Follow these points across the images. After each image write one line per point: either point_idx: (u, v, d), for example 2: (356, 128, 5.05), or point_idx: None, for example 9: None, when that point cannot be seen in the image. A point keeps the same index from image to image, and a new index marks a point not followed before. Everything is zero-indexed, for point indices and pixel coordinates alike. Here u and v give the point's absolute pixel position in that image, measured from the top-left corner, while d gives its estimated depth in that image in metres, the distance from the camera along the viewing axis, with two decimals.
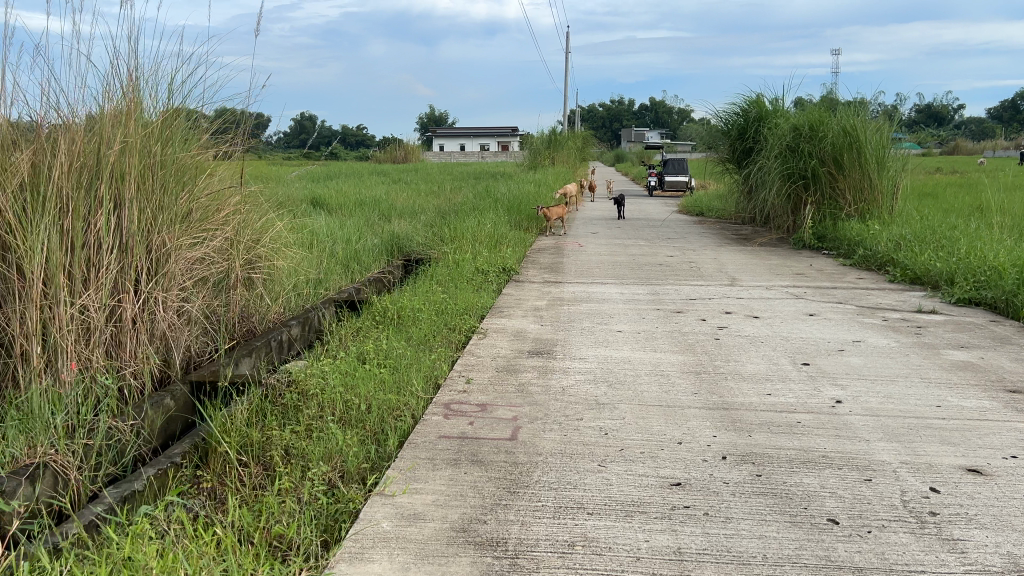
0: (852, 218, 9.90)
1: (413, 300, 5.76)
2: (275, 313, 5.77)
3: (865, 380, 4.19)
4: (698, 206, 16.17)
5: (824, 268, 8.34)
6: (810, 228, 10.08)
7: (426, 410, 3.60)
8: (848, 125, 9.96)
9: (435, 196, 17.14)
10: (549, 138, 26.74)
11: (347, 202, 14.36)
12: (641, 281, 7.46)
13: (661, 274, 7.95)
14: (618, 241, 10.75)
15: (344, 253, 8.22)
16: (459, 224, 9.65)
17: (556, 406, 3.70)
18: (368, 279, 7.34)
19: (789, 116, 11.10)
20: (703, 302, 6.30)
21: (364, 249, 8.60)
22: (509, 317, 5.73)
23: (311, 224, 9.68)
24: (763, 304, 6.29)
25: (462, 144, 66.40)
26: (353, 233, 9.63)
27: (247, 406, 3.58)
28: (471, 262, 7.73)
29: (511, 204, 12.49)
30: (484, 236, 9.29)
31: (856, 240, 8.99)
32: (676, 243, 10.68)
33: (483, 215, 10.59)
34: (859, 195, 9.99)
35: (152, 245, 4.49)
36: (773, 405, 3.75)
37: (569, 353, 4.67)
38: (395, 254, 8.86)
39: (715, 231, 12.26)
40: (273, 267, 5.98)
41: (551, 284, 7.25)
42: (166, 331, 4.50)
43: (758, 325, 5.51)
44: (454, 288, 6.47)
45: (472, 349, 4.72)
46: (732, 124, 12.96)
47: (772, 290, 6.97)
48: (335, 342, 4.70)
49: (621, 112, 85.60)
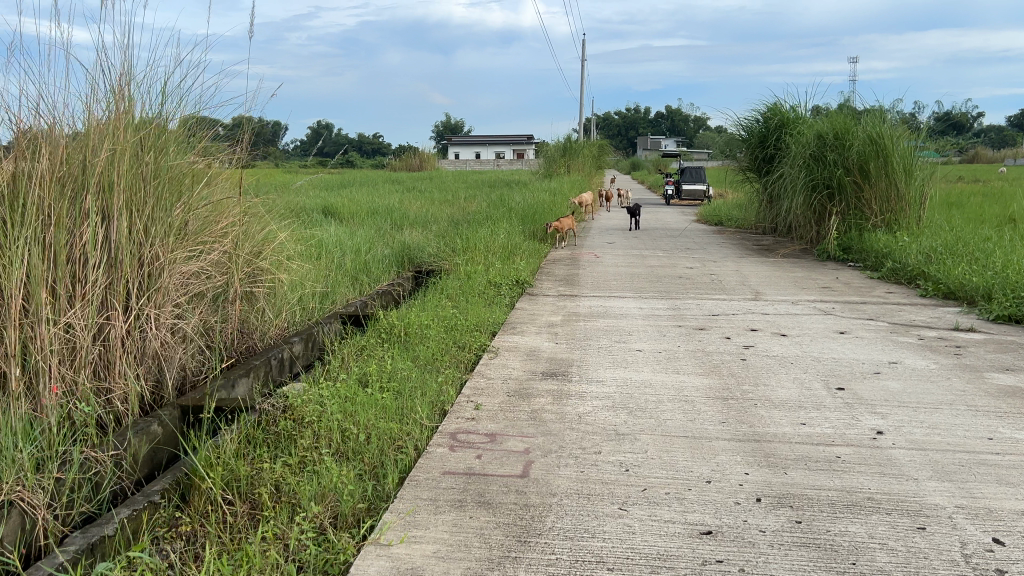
0: (879, 229, 9.54)
1: (422, 316, 5.48)
2: (276, 329, 5.51)
3: (907, 407, 3.87)
4: (717, 215, 15.84)
5: (851, 281, 8.01)
6: (834, 239, 9.74)
7: (430, 441, 3.31)
8: (874, 133, 9.63)
9: (448, 204, 16.89)
10: (565, 146, 26.47)
11: (359, 211, 14.13)
12: (660, 295, 7.15)
13: (681, 287, 7.64)
14: (635, 252, 10.45)
15: (353, 265, 7.97)
16: (472, 234, 9.38)
17: (572, 436, 3.40)
18: (376, 292, 7.08)
19: (813, 124, 10.77)
20: (726, 319, 5.99)
21: (374, 260, 8.34)
22: (522, 334, 5.44)
23: (321, 235, 9.44)
24: (790, 321, 5.97)
25: (477, 152, 66.26)
26: (363, 243, 9.40)
27: (238, 435, 3.32)
28: (483, 275, 7.45)
29: (525, 213, 12.22)
30: (497, 247, 9.01)
31: (885, 252, 8.64)
32: (696, 254, 10.36)
33: (496, 225, 10.32)
34: (886, 206, 9.64)
35: (144, 259, 4.25)
36: (809, 437, 3.44)
37: (586, 375, 4.37)
38: (406, 265, 8.60)
39: (735, 242, 11.94)
40: (275, 281, 5.72)
41: (567, 297, 6.96)
42: (158, 351, 4.25)
43: (786, 344, 5.20)
44: (465, 303, 6.19)
45: (482, 370, 4.43)
46: (752, 132, 12.64)
47: (798, 306, 6.64)
48: (337, 362, 4.43)
49: (637, 120, 85.26)
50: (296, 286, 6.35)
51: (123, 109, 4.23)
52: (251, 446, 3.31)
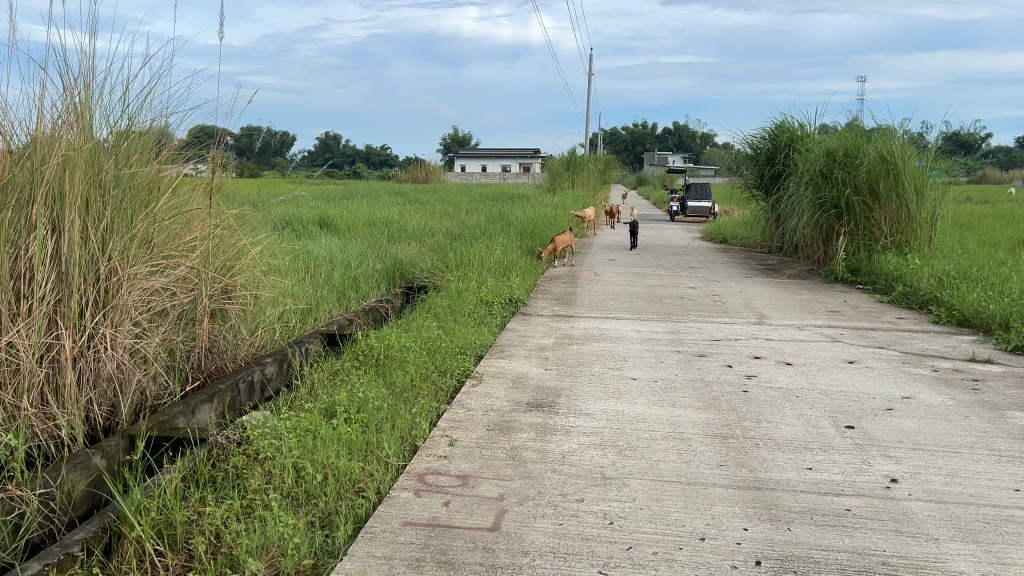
0: (889, 250, 9.22)
1: (405, 337, 5.17)
2: (249, 348, 5.21)
3: (923, 450, 3.53)
4: (722, 233, 15.51)
5: (860, 306, 7.67)
6: (843, 260, 9.41)
7: (394, 484, 3.00)
8: (885, 152, 9.32)
9: (448, 218, 16.62)
10: (570, 160, 26.21)
11: (356, 223, 13.87)
12: (659, 317, 6.82)
13: (682, 308, 7.31)
14: (636, 270, 10.13)
15: (341, 280, 7.68)
16: (467, 250, 9.07)
17: (554, 480, 3.07)
18: (363, 310, 6.78)
19: (822, 141, 10.47)
20: (727, 345, 5.66)
21: (363, 275, 8.04)
22: (511, 358, 5.12)
23: (311, 249, 9.15)
24: (796, 349, 5.63)
25: (484, 165, 66.17)
26: (355, 256, 9.10)
27: (182, 473, 3.00)
28: (475, 292, 7.15)
29: (525, 228, 11.92)
30: (493, 264, 8.71)
31: (895, 275, 8.31)
32: (699, 273, 10.05)
33: (493, 239, 10.02)
34: (896, 227, 9.32)
35: (100, 274, 3.94)
36: (816, 485, 3.10)
37: (574, 407, 4.04)
38: (397, 280, 8.30)
39: (740, 261, 11.62)
40: (250, 297, 5.42)
41: (562, 318, 6.64)
42: (114, 373, 3.94)
43: (792, 375, 4.86)
44: (451, 323, 5.88)
45: (463, 399, 4.11)
46: (760, 149, 12.34)
47: (804, 331, 6.31)
48: (306, 388, 4.12)
49: (643, 135, 85.08)
50: (275, 303, 6.05)
51: (81, 113, 3.95)
52: (196, 486, 3.00)
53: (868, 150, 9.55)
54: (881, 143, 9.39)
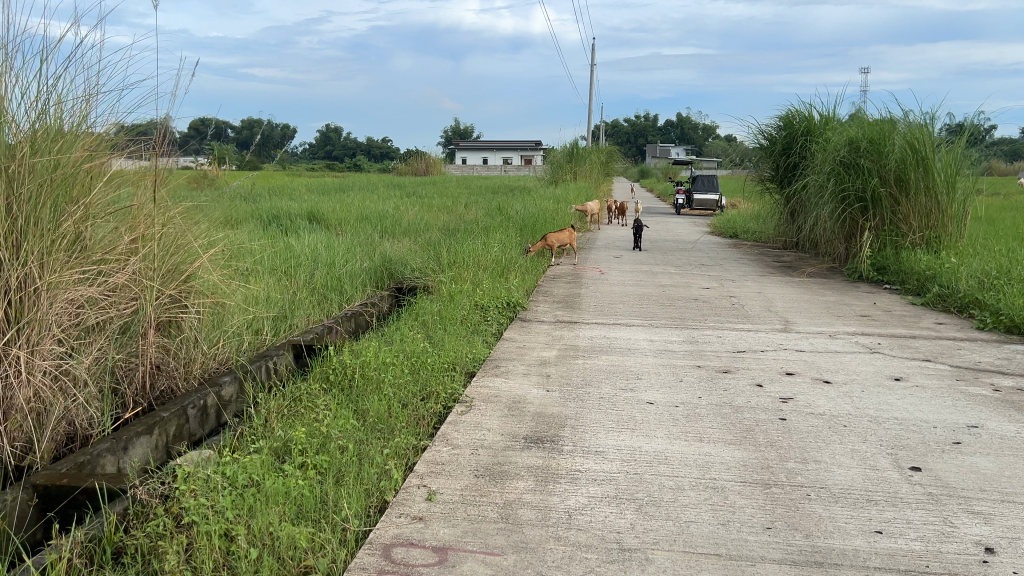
0: (919, 248, 8.54)
1: (387, 351, 4.51)
2: (206, 364, 4.55)
3: (1014, 503, 2.85)
4: (732, 227, 14.82)
5: (892, 310, 6.99)
6: (868, 258, 8.74)
7: (352, 560, 2.35)
8: (915, 140, 8.62)
9: (445, 211, 15.97)
10: (572, 151, 25.49)
11: (347, 217, 13.23)
12: (674, 323, 6.15)
13: (697, 313, 6.64)
14: (644, 268, 9.47)
15: (323, 281, 7.02)
16: (462, 247, 8.39)
17: (557, 553, 2.39)
18: (344, 316, 6.12)
19: (845, 129, 9.79)
20: (754, 358, 4.99)
21: (348, 275, 7.39)
22: (506, 376, 4.45)
23: (294, 246, 8.47)
24: (832, 363, 4.96)
25: (485, 157, 65.43)
26: (342, 254, 8.45)
27: (80, 550, 2.35)
28: (468, 295, 6.48)
29: (525, 223, 11.24)
30: (489, 263, 8.03)
31: (929, 274, 7.63)
32: (711, 271, 9.37)
33: (491, 235, 9.36)
34: (926, 222, 8.64)
35: (10, 283, 3.27)
36: (893, 560, 2.42)
37: (582, 442, 3.37)
38: (385, 281, 7.64)
39: (754, 258, 10.93)
40: (208, 304, 4.76)
41: (565, 324, 5.97)
42: (30, 403, 3.26)
43: (834, 397, 4.18)
44: (441, 332, 5.22)
45: (448, 433, 3.44)
46: (775, 139, 11.63)
47: (837, 340, 5.63)
48: (260, 421, 3.46)
49: (646, 127, 84.16)
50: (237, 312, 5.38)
51: None
52: (99, 565, 2.36)
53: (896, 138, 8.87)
54: (911, 131, 8.70)
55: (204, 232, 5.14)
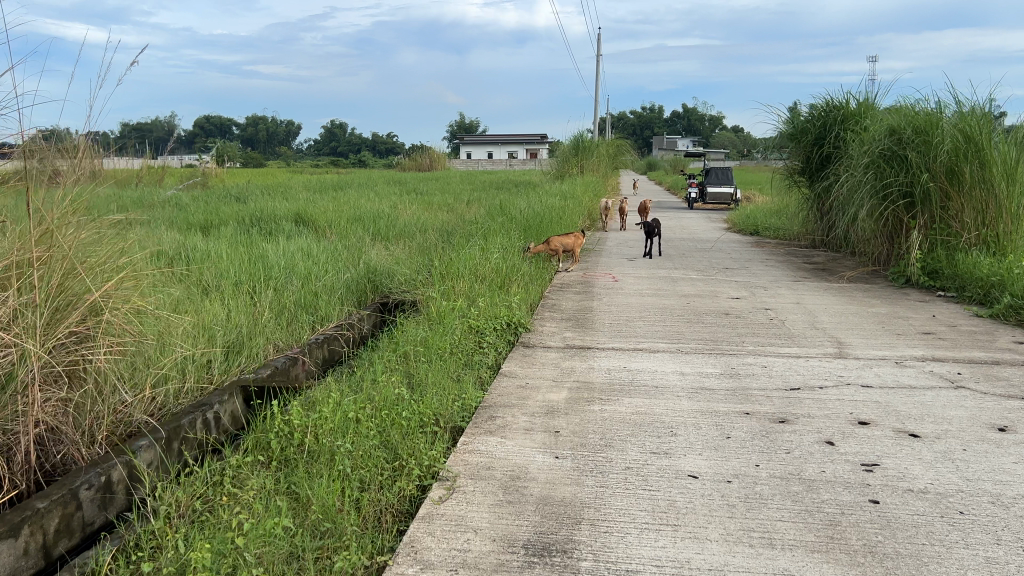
0: (975, 249, 7.46)
1: (350, 399, 3.54)
2: (127, 419, 3.59)
3: None
4: (753, 223, 13.79)
5: (958, 325, 5.98)
6: (916, 260, 7.71)
7: None
8: (969, 128, 7.56)
9: (444, 210, 15.07)
10: (579, 144, 24.46)
11: (337, 218, 12.32)
12: (706, 347, 5.17)
13: (731, 332, 5.66)
14: (662, 275, 8.50)
15: (293, 300, 6.07)
16: (456, 254, 7.43)
17: None
18: (312, 343, 5.16)
19: (885, 117, 8.75)
20: (813, 400, 4.00)
21: (325, 289, 6.43)
22: (504, 433, 3.47)
23: (267, 256, 7.54)
24: (912, 405, 3.96)
25: (490, 152, 64.50)
26: (322, 263, 7.51)
27: None
28: (461, 316, 5.50)
29: (528, 223, 10.27)
30: (487, 272, 7.05)
31: (995, 280, 6.59)
32: (738, 277, 8.38)
33: (490, 239, 8.40)
34: (981, 219, 7.54)
35: None
36: None
37: (605, 553, 2.39)
38: (368, 295, 6.69)
39: (783, 260, 9.94)
40: (128, 343, 3.80)
41: (577, 351, 5.01)
42: None
43: (933, 462, 3.19)
44: (424, 367, 4.23)
45: (417, 540, 2.46)
46: (805, 129, 10.59)
47: (908, 370, 4.63)
48: (162, 521, 2.50)
49: (653, 119, 82.95)
50: (166, 349, 4.40)
51: None
52: None
53: (946, 125, 7.81)
54: (963, 118, 7.64)
55: (116, 252, 4.17)
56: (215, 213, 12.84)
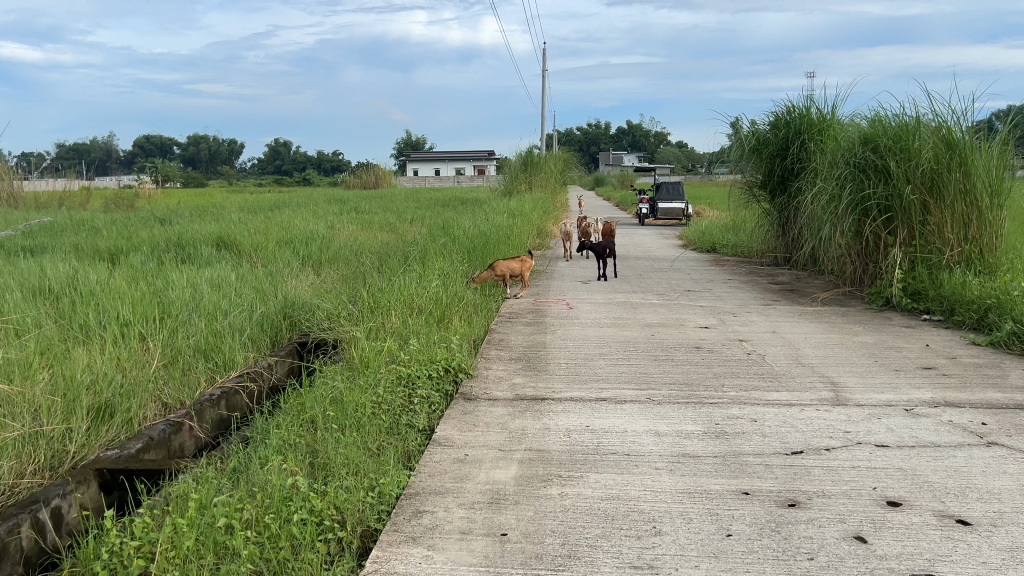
0: (960, 268, 6.80)
1: (222, 497, 2.64)
2: None
3: None
4: (709, 240, 13.12)
5: (957, 356, 5.27)
6: (897, 280, 7.03)
7: None
8: (950, 135, 6.92)
9: (385, 230, 14.14)
10: (527, 160, 23.71)
11: (264, 240, 11.32)
12: (681, 395, 4.34)
13: (707, 371, 4.86)
14: (620, 300, 7.71)
15: (189, 344, 5.13)
16: (388, 284, 6.54)
17: None
18: (205, 401, 4.23)
19: (856, 124, 8.11)
20: (823, 471, 3.20)
21: (230, 329, 5.50)
22: (431, 538, 2.59)
23: (168, 289, 6.55)
24: (945, 474, 3.18)
25: (437, 170, 63.65)
26: (232, 296, 6.56)
27: None
28: (388, 361, 4.61)
29: (472, 245, 9.42)
30: (424, 303, 6.17)
31: (991, 303, 5.92)
32: (703, 302, 7.63)
33: (428, 264, 7.53)
34: (964, 234, 6.89)
35: None
36: None
37: None
38: (284, 335, 5.76)
39: (747, 280, 9.24)
40: None
41: (528, 404, 4.14)
42: None
43: (1006, 569, 2.39)
44: (334, 438, 3.33)
45: None
46: (768, 140, 9.96)
47: (924, 421, 3.86)
48: None
49: (599, 135, 83.19)
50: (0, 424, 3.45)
51: None
52: None
53: (925, 132, 7.16)
54: (944, 124, 7.00)
55: None
56: (130, 237, 11.74)
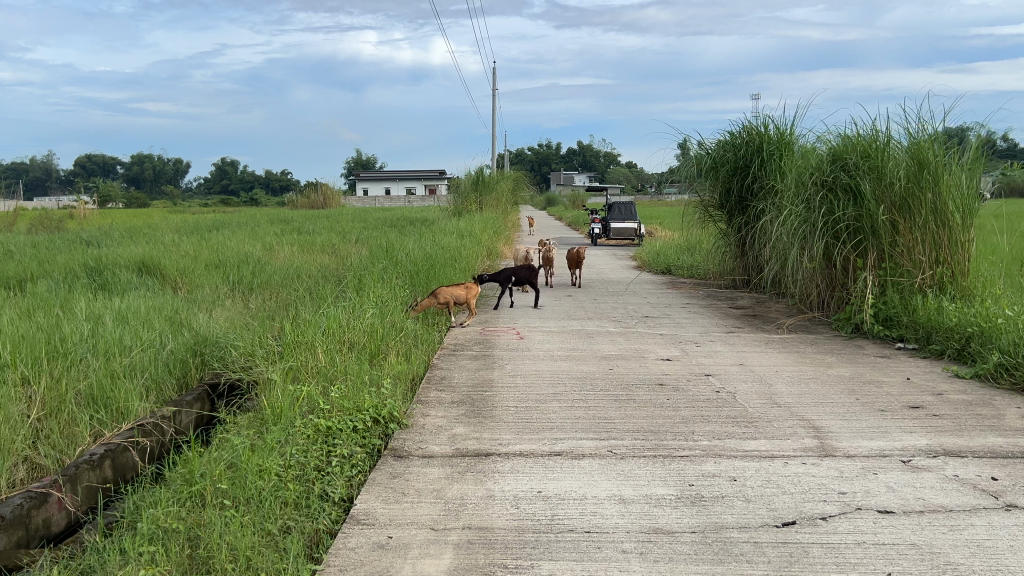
0: (933, 292, 6.39)
1: None
2: None
3: None
4: (665, 261, 12.67)
5: (944, 392, 4.79)
6: (868, 306, 6.59)
7: None
8: (922, 152, 6.53)
9: (327, 253, 13.41)
10: (478, 179, 23.16)
11: (192, 264, 10.52)
12: (647, 446, 3.76)
13: (675, 415, 4.29)
14: (575, 329, 7.13)
15: (76, 389, 4.41)
16: (316, 314, 5.86)
17: None
18: (83, 464, 3.53)
19: (819, 140, 7.71)
20: (824, 551, 2.64)
21: (129, 371, 4.80)
22: None
23: (65, 323, 5.79)
24: (968, 552, 2.64)
25: (387, 190, 62.83)
26: (140, 330, 5.83)
27: None
28: (307, 411, 3.95)
29: (415, 269, 8.78)
30: (356, 337, 5.51)
31: (973, 331, 5.48)
32: (663, 330, 7.10)
33: (365, 292, 6.88)
34: (936, 257, 6.48)
35: None
36: None
37: None
38: (193, 377, 5.06)
39: (707, 304, 8.75)
40: None
41: (469, 462, 3.52)
42: None
43: None
44: (223, 524, 2.69)
45: None
46: (726, 158, 9.55)
47: (927, 477, 3.33)
48: None
49: (551, 155, 83.26)
50: None
51: None
52: None
53: (895, 149, 6.77)
54: (916, 140, 6.61)
55: None
56: (46, 262, 10.85)
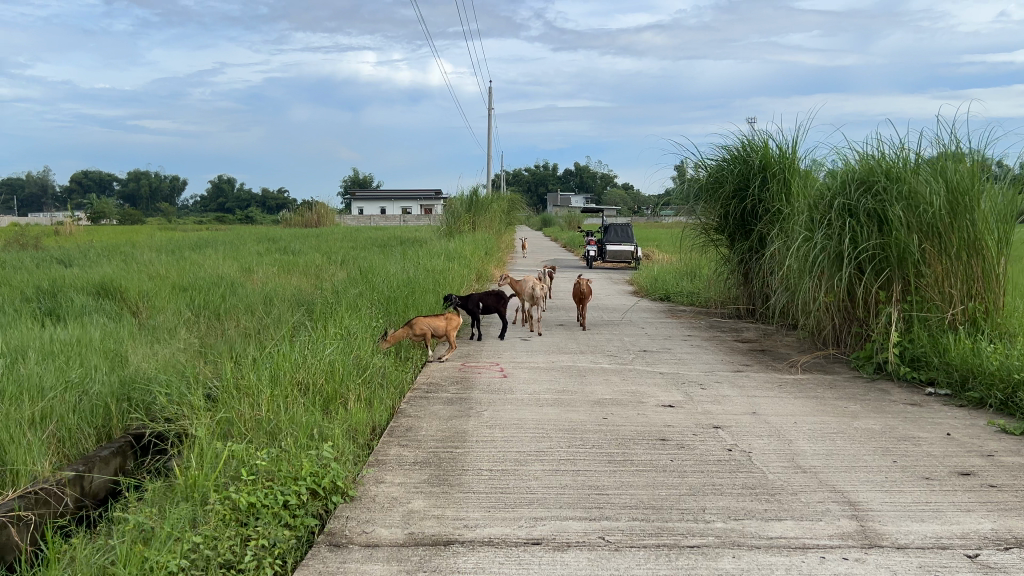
0: (965, 330, 5.71)
1: None
2: None
3: None
4: (663, 287, 11.96)
5: (994, 454, 4.06)
6: (893, 344, 5.89)
7: None
8: (954, 175, 5.85)
9: (306, 275, 12.62)
10: (471, 200, 22.46)
11: (156, 287, 9.74)
12: (649, 531, 3.01)
13: (681, 484, 3.55)
14: (565, 366, 6.39)
15: None
16: (268, 350, 5.11)
17: None
18: None
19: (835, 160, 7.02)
20: None
21: (34, 421, 4.03)
22: None
23: None
24: None
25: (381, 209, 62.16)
26: (65, 367, 5.06)
27: None
28: (230, 479, 3.22)
29: (393, 296, 8.02)
30: (309, 378, 4.76)
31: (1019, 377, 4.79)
32: (664, 368, 6.36)
33: (331, 322, 6.12)
34: (968, 291, 5.81)
35: None
36: None
37: None
38: (116, 426, 4.30)
39: (710, 337, 8.03)
40: None
41: (420, 555, 2.77)
42: None
43: None
44: None
45: None
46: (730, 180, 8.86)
47: None
48: None
49: (547, 176, 82.80)
50: None
51: None
52: None
53: (922, 171, 6.09)
54: (946, 162, 5.94)
55: None
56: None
